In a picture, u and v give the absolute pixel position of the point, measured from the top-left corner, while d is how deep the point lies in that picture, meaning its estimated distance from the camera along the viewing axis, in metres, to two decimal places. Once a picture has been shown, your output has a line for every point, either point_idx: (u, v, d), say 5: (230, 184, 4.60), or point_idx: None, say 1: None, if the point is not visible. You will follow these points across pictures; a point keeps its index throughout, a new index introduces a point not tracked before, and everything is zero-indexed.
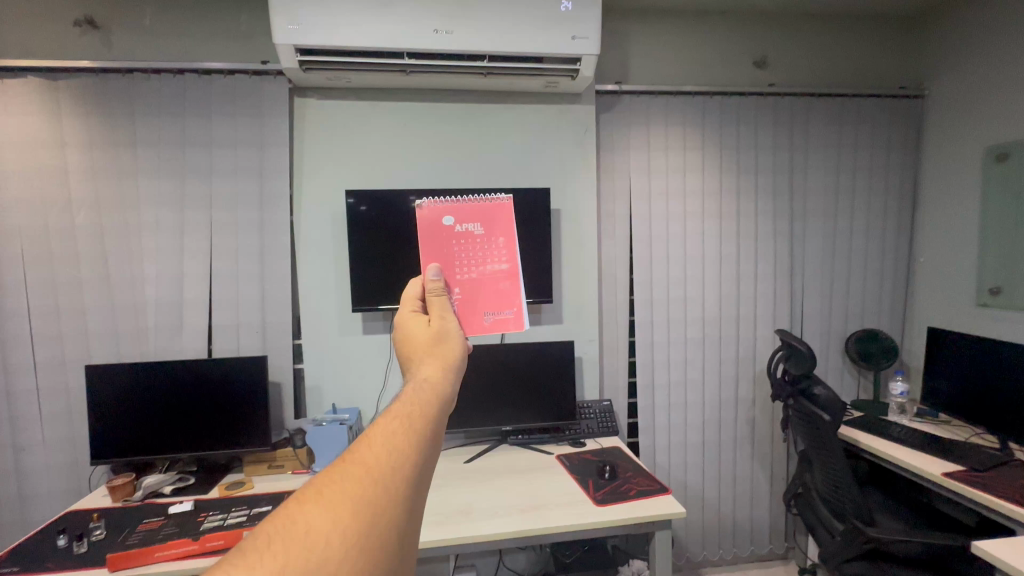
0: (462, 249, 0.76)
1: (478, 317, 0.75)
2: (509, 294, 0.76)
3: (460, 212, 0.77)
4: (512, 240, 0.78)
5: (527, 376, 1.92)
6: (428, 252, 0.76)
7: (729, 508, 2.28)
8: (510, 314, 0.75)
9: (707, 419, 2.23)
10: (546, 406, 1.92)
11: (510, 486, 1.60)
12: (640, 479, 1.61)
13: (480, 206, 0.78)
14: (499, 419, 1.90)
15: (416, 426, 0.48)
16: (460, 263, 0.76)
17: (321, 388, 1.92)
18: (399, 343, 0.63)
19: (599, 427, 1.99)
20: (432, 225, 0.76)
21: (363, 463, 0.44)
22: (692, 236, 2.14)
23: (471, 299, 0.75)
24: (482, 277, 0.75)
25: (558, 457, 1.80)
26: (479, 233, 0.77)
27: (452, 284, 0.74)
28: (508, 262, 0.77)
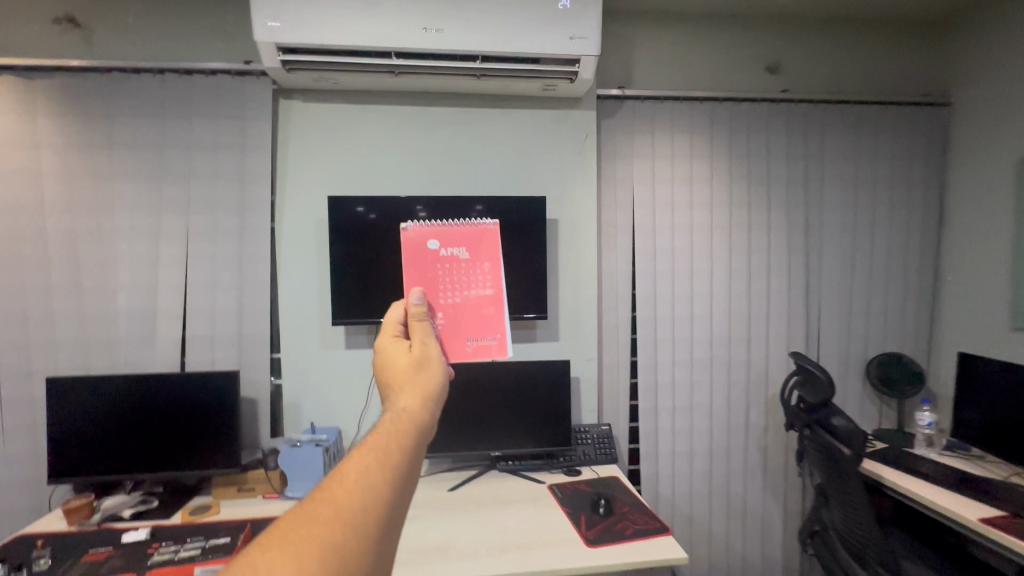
0: (445, 272, 0.69)
1: (460, 345, 0.68)
2: (494, 322, 0.68)
3: (446, 233, 0.69)
4: (499, 266, 0.69)
5: (520, 398, 1.78)
6: (409, 275, 0.69)
7: (738, 544, 2.10)
8: (493, 342, 0.68)
9: (714, 447, 2.07)
10: (540, 431, 1.79)
11: (494, 521, 1.46)
12: (638, 516, 1.46)
13: (466, 230, 0.70)
14: (487, 443, 1.77)
15: (392, 460, 0.48)
16: (444, 288, 0.69)
17: (299, 405, 1.80)
18: (379, 366, 0.61)
19: (597, 454, 1.85)
20: (414, 248, 0.69)
21: (333, 503, 0.44)
22: (699, 250, 2.01)
23: (454, 325, 0.69)
24: (466, 303, 0.69)
25: (549, 487, 1.66)
26: (465, 258, 0.70)
27: (434, 310, 0.67)
28: (493, 288, 0.69)
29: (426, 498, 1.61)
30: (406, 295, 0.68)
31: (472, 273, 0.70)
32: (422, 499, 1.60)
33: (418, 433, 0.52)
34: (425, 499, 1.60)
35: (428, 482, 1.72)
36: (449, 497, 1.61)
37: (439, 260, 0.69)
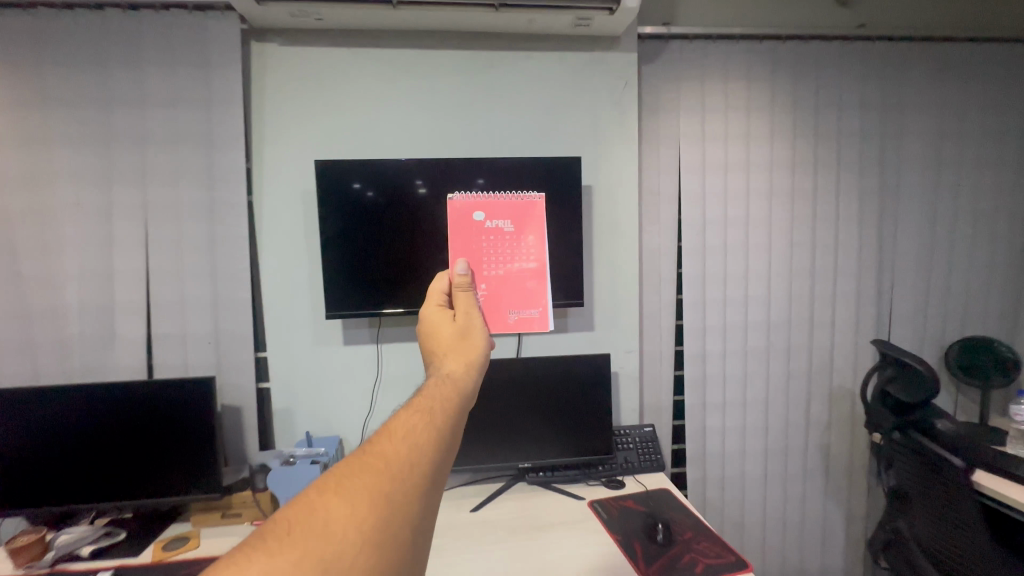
0: (490, 246, 0.80)
1: (501, 312, 0.78)
2: (534, 293, 0.80)
3: (493, 209, 0.81)
4: (540, 240, 0.83)
5: (554, 400, 1.51)
6: (457, 247, 0.79)
7: (796, 555, 1.86)
8: (536, 312, 0.79)
9: (770, 447, 1.81)
10: (576, 438, 1.52)
11: (531, 555, 1.20)
12: (706, 546, 1.20)
13: (512, 205, 0.83)
14: (514, 453, 1.50)
15: (437, 419, 0.51)
16: (488, 260, 0.79)
17: (292, 411, 1.54)
18: (424, 339, 0.65)
19: (642, 461, 1.59)
20: (462, 220, 0.80)
21: (381, 458, 0.47)
22: (756, 219, 1.70)
23: (496, 296, 0.78)
24: (508, 275, 0.79)
25: (591, 504, 1.41)
26: (509, 230, 0.82)
27: (479, 280, 0.78)
28: (536, 261, 0.81)
29: (446, 524, 1.35)
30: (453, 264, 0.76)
31: (514, 244, 0.82)
32: (440, 525, 1.34)
33: (460, 396, 0.55)
34: (445, 524, 1.34)
35: (446, 500, 1.46)
36: (473, 521, 1.35)
37: (486, 235, 0.80)
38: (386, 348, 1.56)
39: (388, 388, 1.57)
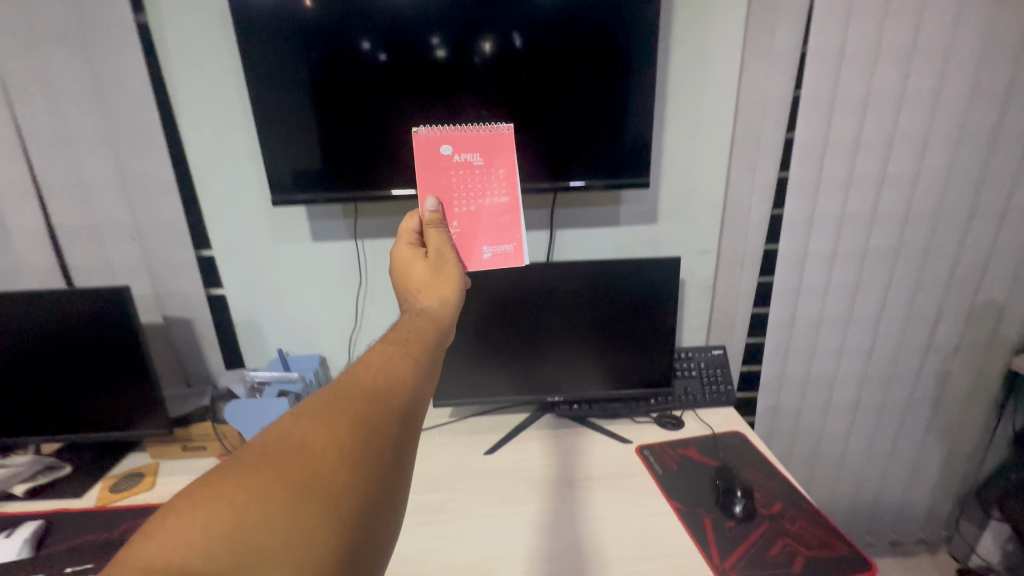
0: (459, 180, 0.71)
1: (472, 251, 0.70)
2: (509, 227, 0.71)
3: (460, 139, 0.71)
4: (514, 171, 0.72)
5: (596, 318, 1.12)
6: (425, 184, 0.70)
7: (873, 490, 1.57)
8: (510, 247, 0.71)
9: (870, 374, 1.41)
10: (624, 366, 1.16)
11: (562, 527, 0.90)
12: (805, 530, 0.87)
13: (479, 134, 0.71)
14: (541, 383, 1.16)
15: (413, 351, 0.52)
16: (458, 197, 0.70)
17: (261, 324, 1.22)
18: (398, 278, 0.64)
19: (705, 394, 1.23)
20: (427, 154, 0.70)
21: (362, 382, 0.48)
22: (927, 51, 1.08)
23: (470, 235, 0.70)
24: (481, 211, 0.70)
25: (639, 450, 1.09)
26: (478, 163, 0.71)
27: (448, 220, 0.70)
28: (509, 194, 0.71)
29: (452, 473, 1.05)
30: (421, 206, 0.69)
31: (485, 178, 0.72)
32: (445, 474, 1.05)
33: (436, 330, 0.56)
34: (451, 474, 1.05)
35: (454, 438, 1.16)
36: (486, 469, 1.06)
37: (453, 168, 0.71)
38: (368, 246, 1.16)
39: (376, 298, 1.21)
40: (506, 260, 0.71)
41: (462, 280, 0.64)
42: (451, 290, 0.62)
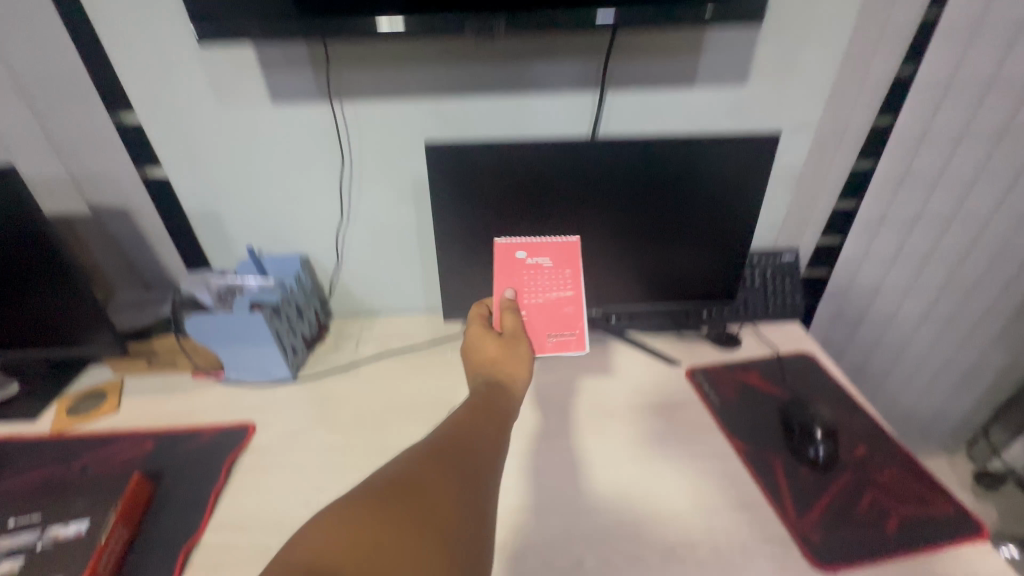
0: (530, 278, 0.78)
1: (539, 338, 0.76)
2: (573, 318, 0.76)
3: (534, 245, 0.78)
4: (579, 273, 0.78)
5: (653, 216, 0.86)
6: (499, 283, 0.79)
7: (925, 409, 1.43)
8: (571, 336, 0.76)
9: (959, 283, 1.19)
10: (681, 276, 0.93)
11: (602, 470, 0.76)
12: (896, 481, 0.73)
13: (550, 242, 0.79)
14: (577, 296, 0.94)
15: (488, 429, 0.56)
16: (529, 289, 0.77)
17: (223, 216, 0.96)
18: (470, 355, 0.70)
19: (767, 307, 1.03)
20: (505, 258, 0.78)
21: (450, 451, 0.50)
22: None
23: (535, 323, 0.76)
24: (546, 304, 0.77)
25: (691, 375, 0.92)
26: (548, 267, 0.78)
27: (520, 306, 0.76)
28: (574, 290, 0.77)
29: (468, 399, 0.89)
30: (496, 295, 0.77)
31: (553, 279, 0.78)
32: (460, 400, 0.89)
33: (506, 412, 0.60)
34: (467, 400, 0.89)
35: None
36: None
37: (527, 268, 0.78)
38: (350, 114, 0.86)
39: (366, 185, 0.94)
40: (567, 346, 0.76)
41: (532, 364, 0.69)
42: (522, 374, 0.67)
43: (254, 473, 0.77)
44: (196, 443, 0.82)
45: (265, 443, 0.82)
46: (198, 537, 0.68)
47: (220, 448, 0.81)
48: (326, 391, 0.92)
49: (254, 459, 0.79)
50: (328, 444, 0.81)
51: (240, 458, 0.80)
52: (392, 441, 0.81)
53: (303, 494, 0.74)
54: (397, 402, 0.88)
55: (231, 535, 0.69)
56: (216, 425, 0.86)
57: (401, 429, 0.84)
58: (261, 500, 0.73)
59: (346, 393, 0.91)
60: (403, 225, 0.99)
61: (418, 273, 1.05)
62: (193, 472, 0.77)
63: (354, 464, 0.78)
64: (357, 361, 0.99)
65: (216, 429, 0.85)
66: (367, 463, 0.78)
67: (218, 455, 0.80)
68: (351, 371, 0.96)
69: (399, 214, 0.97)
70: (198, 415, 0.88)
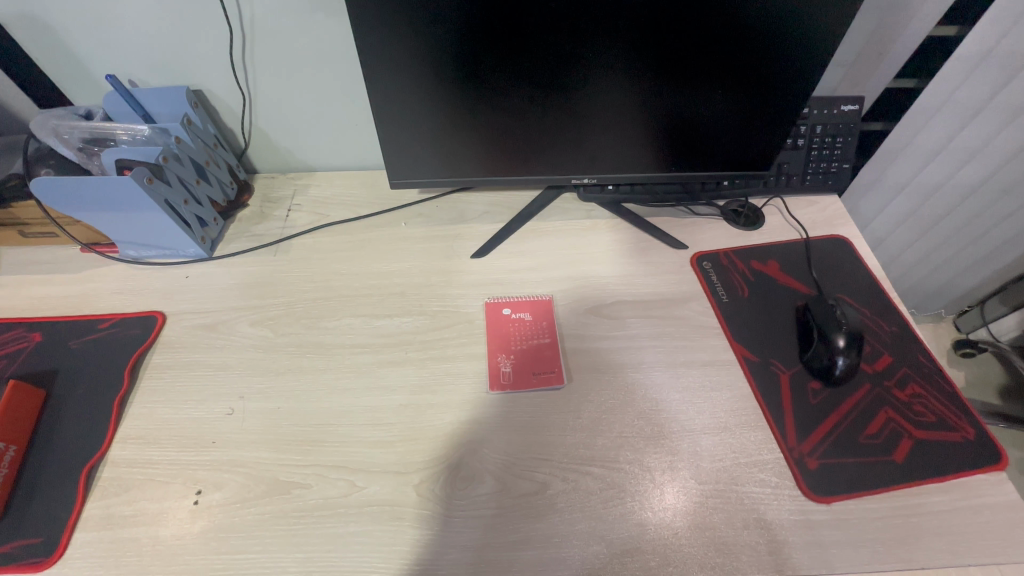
0: (509, 335, 0.68)
1: (520, 377, 0.64)
2: (552, 360, 0.66)
3: (512, 302, 0.72)
4: (557, 324, 0.70)
5: (682, 41, 0.59)
6: (477, 340, 0.68)
7: (936, 288, 1.32)
8: (552, 373, 0.65)
9: None
10: (705, 134, 0.70)
11: (579, 377, 0.65)
12: (918, 399, 0.63)
13: (530, 300, 0.72)
14: (567, 160, 0.72)
15: None
16: (506, 344, 0.68)
17: (64, 27, 0.67)
18: None
19: (805, 177, 0.82)
20: (485, 319, 0.70)
21: None
22: None
23: (516, 371, 0.65)
24: (522, 351, 0.67)
25: (698, 261, 0.76)
26: (527, 320, 0.70)
27: (494, 359, 0.66)
28: (551, 337, 0.68)
29: (424, 287, 0.74)
30: (471, 357, 0.67)
31: (530, 332, 0.69)
32: (414, 288, 0.74)
33: None
34: (423, 289, 0.74)
35: (427, 232, 0.81)
36: (473, 283, 0.74)
37: (509, 322, 0.70)
38: None
39: None
40: (549, 383, 0.64)
41: None
42: None
43: (167, 375, 0.65)
44: (94, 337, 0.68)
45: (179, 337, 0.68)
46: (106, 452, 0.59)
47: (123, 343, 0.68)
48: (250, 273, 0.75)
49: (166, 358, 0.66)
50: (254, 341, 0.68)
51: (150, 356, 0.67)
52: (330, 339, 0.68)
53: (227, 402, 0.63)
54: (337, 290, 0.73)
55: (144, 450, 0.59)
56: (118, 313, 0.71)
57: (342, 323, 0.70)
58: (176, 409, 0.62)
59: (275, 277, 0.75)
60: (326, 46, 0.70)
61: (358, 118, 0.81)
62: (93, 373, 0.65)
63: (285, 366, 0.66)
64: (289, 234, 0.80)
65: (118, 319, 0.70)
66: (301, 367, 0.66)
67: (121, 351, 0.67)
68: (282, 248, 0.78)
69: (315, 28, 0.68)
70: (95, 300, 0.72)
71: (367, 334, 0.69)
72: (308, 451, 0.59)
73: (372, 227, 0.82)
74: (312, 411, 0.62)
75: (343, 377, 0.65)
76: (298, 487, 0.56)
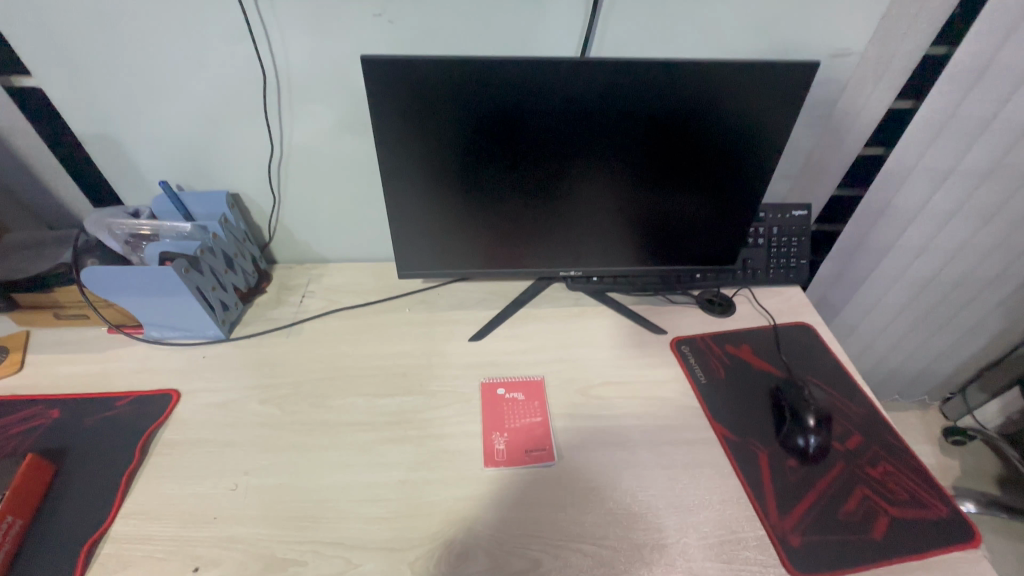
0: (504, 414, 0.73)
1: (513, 455, 0.68)
2: (543, 439, 0.70)
3: (507, 382, 0.77)
4: (548, 403, 0.74)
5: (650, 162, 0.71)
6: (475, 420, 0.72)
7: (915, 372, 1.38)
8: (543, 451, 0.68)
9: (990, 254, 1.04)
10: (676, 234, 0.80)
11: (569, 454, 0.68)
12: (890, 477, 0.66)
13: (524, 381, 0.78)
14: (555, 254, 0.81)
15: None
16: (501, 423, 0.72)
17: (131, 148, 0.80)
18: None
19: (768, 271, 0.92)
20: (482, 399, 0.75)
21: None
22: None
23: (510, 449, 0.69)
24: (515, 430, 0.71)
25: (678, 345, 0.83)
26: (520, 400, 0.75)
27: (490, 437, 0.70)
28: (542, 416, 0.73)
29: (425, 368, 0.80)
30: (468, 436, 0.70)
31: (523, 411, 0.73)
32: (415, 369, 0.79)
33: None
34: (423, 369, 0.79)
35: (429, 317, 0.89)
36: (470, 364, 0.80)
37: (503, 402, 0.74)
38: (267, 8, 0.67)
39: (300, 108, 0.77)
40: (540, 461, 0.67)
41: None
42: None
43: (175, 451, 0.68)
44: (111, 413, 0.72)
45: (191, 415, 0.72)
46: (108, 527, 0.60)
47: (138, 420, 0.71)
48: (263, 353, 0.81)
49: (177, 435, 0.70)
50: (262, 418, 0.72)
51: (161, 433, 0.70)
52: (334, 418, 0.72)
53: (231, 477, 0.65)
54: (344, 371, 0.79)
55: (145, 526, 0.60)
56: (134, 391, 0.75)
57: (345, 402, 0.74)
58: (181, 484, 0.64)
59: (285, 358, 0.80)
60: (352, 161, 0.83)
61: (373, 218, 0.92)
62: (104, 449, 0.68)
63: (290, 443, 0.69)
64: (302, 318, 0.87)
65: (134, 397, 0.74)
66: (305, 444, 0.69)
67: (135, 427, 0.70)
68: (294, 331, 0.85)
69: (343, 147, 0.81)
70: (115, 379, 0.77)
71: (369, 413, 0.73)
72: (307, 528, 0.60)
73: (379, 312, 0.89)
74: (313, 487, 0.64)
75: (345, 454, 0.68)
76: (294, 564, 0.57)
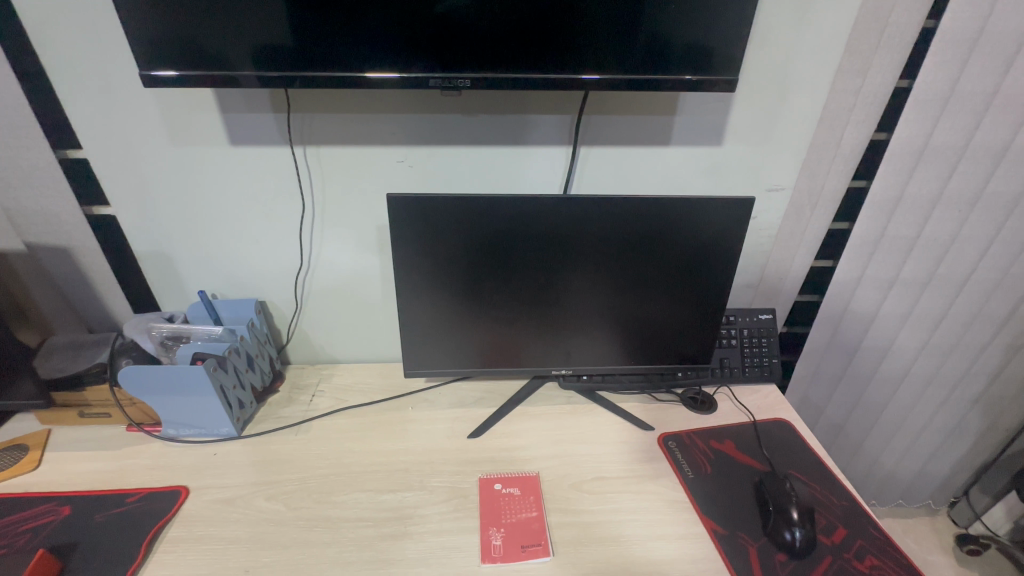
0: (500, 510, 0.75)
1: (509, 550, 0.70)
2: (538, 534, 0.72)
3: (505, 478, 0.81)
4: (543, 499, 0.77)
5: (626, 276, 0.83)
6: (472, 516, 0.75)
7: (911, 474, 1.37)
8: (538, 546, 0.70)
9: (949, 354, 1.13)
10: (654, 338, 0.90)
11: (564, 550, 0.70)
12: (877, 571, 0.68)
13: (520, 476, 0.81)
14: (547, 355, 0.90)
15: None
16: (498, 519, 0.74)
17: (179, 264, 0.92)
18: None
19: (744, 370, 1.00)
20: (479, 496, 0.78)
21: None
22: None
23: (505, 545, 0.70)
24: (511, 525, 0.73)
25: (665, 441, 0.88)
26: (516, 495, 0.78)
27: (487, 532, 0.72)
28: (537, 511, 0.75)
29: (426, 464, 0.83)
30: (467, 532, 0.72)
31: (519, 507, 0.76)
32: (416, 465, 0.83)
33: None
34: (424, 466, 0.83)
35: (430, 414, 0.94)
36: (469, 460, 0.84)
37: (500, 498, 0.77)
38: (313, 158, 0.84)
39: (329, 232, 0.91)
40: (536, 555, 0.69)
41: None
42: None
43: (180, 548, 0.70)
44: (120, 511, 0.74)
45: (197, 512, 0.74)
46: None
47: (145, 517, 0.73)
48: (272, 450, 0.85)
49: (182, 531, 0.72)
50: (267, 514, 0.74)
51: (166, 530, 0.72)
52: (337, 514, 0.75)
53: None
54: (348, 468, 0.82)
55: None
56: (146, 488, 0.78)
57: (348, 498, 0.77)
58: None
59: (292, 454, 0.84)
60: (369, 274, 0.96)
61: (383, 323, 1.02)
62: (110, 547, 0.69)
63: (291, 540, 0.71)
64: (311, 416, 0.93)
65: (145, 494, 0.77)
66: (307, 540, 0.71)
67: (142, 524, 0.72)
68: (303, 429, 0.90)
69: (364, 263, 0.94)
70: (128, 475, 0.80)
71: (371, 509, 0.76)
72: None
73: (383, 410, 0.95)
74: None
75: (346, 551, 0.70)
76: None
